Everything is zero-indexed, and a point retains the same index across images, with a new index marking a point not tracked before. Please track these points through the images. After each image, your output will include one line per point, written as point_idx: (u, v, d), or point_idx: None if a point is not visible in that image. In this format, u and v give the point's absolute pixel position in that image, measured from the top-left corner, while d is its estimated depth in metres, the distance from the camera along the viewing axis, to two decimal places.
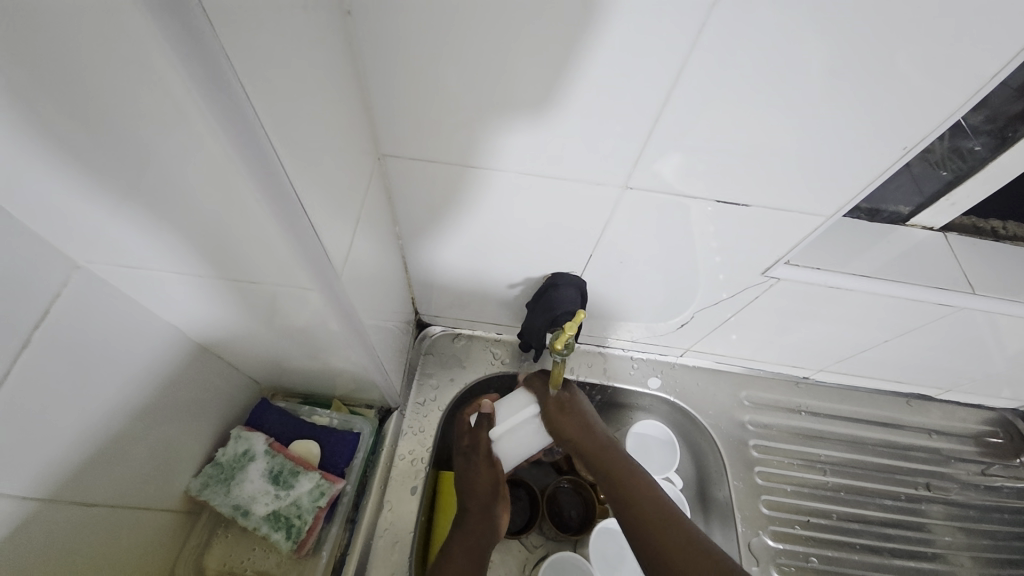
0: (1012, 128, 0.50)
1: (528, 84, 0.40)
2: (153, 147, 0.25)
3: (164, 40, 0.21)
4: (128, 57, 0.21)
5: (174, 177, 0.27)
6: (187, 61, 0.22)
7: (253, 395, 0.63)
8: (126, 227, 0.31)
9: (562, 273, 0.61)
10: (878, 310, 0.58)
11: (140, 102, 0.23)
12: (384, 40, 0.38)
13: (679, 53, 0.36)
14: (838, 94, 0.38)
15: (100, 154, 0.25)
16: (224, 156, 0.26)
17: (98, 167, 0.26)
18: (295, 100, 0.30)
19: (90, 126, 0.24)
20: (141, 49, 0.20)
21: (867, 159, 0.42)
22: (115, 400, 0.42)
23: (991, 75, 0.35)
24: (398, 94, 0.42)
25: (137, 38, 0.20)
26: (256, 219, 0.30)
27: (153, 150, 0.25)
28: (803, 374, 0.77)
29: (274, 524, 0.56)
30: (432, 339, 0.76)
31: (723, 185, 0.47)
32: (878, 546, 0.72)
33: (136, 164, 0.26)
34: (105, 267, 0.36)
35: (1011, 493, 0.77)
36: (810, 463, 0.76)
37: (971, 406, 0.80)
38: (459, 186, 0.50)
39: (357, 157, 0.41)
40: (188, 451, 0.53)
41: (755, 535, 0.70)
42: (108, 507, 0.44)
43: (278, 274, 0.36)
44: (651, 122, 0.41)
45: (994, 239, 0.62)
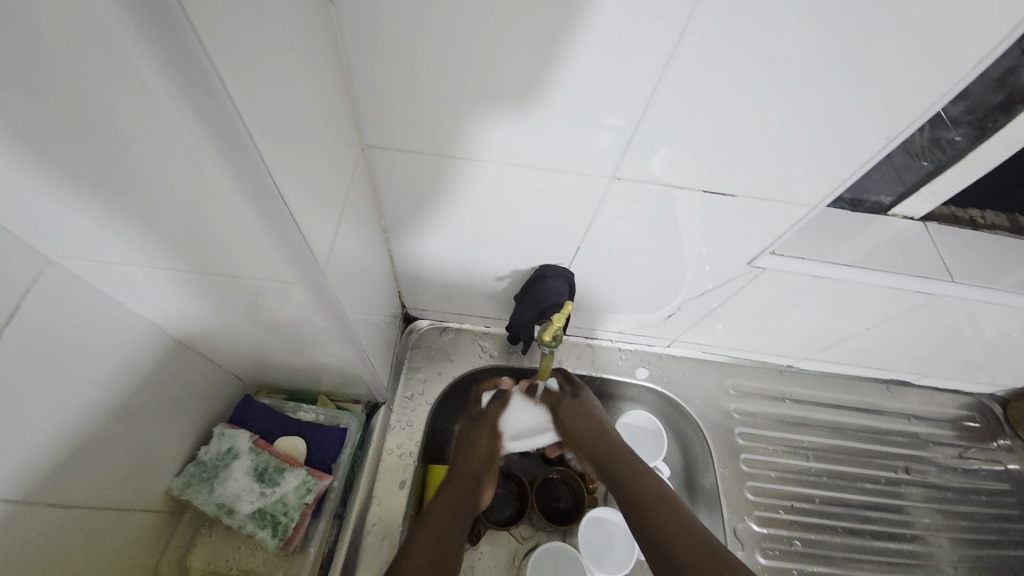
0: (992, 119, 0.50)
1: (515, 74, 0.39)
2: (124, 138, 0.24)
3: (133, 24, 0.20)
4: (95, 44, 0.20)
5: (149, 171, 0.26)
6: (157, 47, 0.21)
7: (236, 392, 0.62)
8: (99, 222, 0.30)
9: (550, 264, 0.60)
10: (861, 298, 0.59)
11: (108, 91, 0.22)
12: (368, 28, 0.37)
13: (666, 42, 0.36)
14: (825, 86, 0.38)
15: (63, 146, 0.24)
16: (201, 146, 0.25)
17: (62, 159, 0.25)
18: (274, 88, 0.28)
19: (56, 118, 0.23)
20: (108, 34, 0.20)
21: (852, 149, 0.43)
22: (89, 400, 0.40)
23: (974, 65, 0.35)
24: (381, 84, 0.41)
25: (104, 22, 0.19)
26: (235, 212, 0.29)
27: (125, 142, 0.24)
28: (787, 363, 0.79)
29: (260, 522, 0.55)
30: (420, 333, 0.75)
31: (710, 176, 0.47)
32: (859, 529, 0.74)
33: (108, 157, 0.25)
34: (79, 262, 0.34)
35: (987, 475, 0.80)
36: (794, 449, 0.77)
37: (948, 391, 0.82)
38: (446, 177, 0.50)
39: (340, 148, 0.40)
40: (169, 450, 0.52)
41: (741, 521, 0.71)
42: (87, 508, 0.43)
43: (259, 269, 0.35)
44: (639, 113, 0.41)
45: (973, 228, 0.63)
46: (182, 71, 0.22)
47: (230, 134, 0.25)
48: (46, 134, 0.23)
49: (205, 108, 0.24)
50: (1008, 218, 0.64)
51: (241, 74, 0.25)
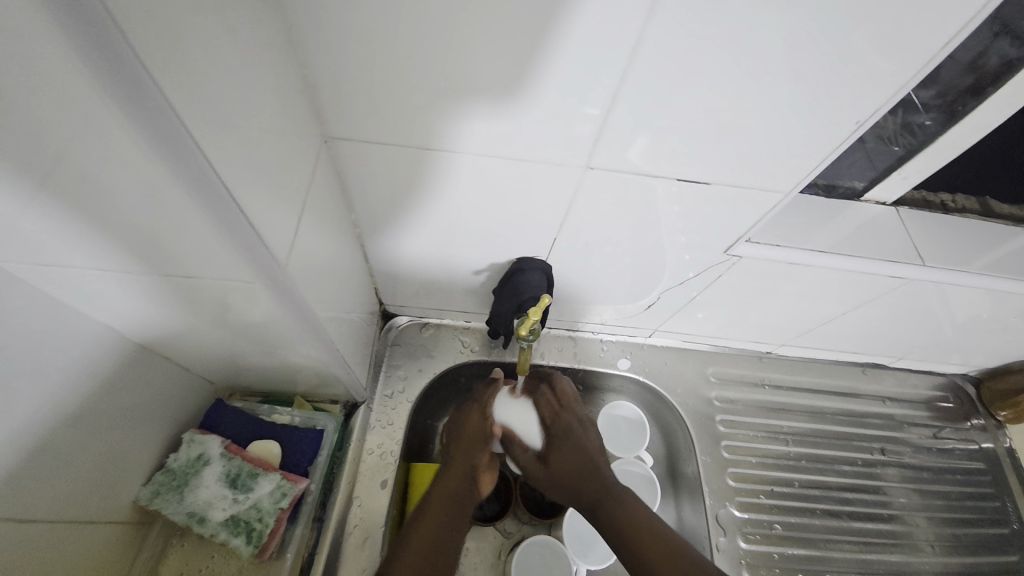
0: (961, 103, 0.51)
1: (483, 62, 0.38)
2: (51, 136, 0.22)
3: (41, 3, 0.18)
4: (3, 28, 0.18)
5: (85, 170, 0.25)
6: (71, 29, 0.19)
7: (206, 396, 0.60)
8: (34, 224, 0.28)
9: (527, 257, 0.60)
10: (835, 284, 0.60)
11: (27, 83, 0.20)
12: (324, 12, 0.35)
13: (635, 27, 0.35)
14: (794, 71, 0.37)
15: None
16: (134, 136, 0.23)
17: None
18: (217, 78, 0.27)
19: None
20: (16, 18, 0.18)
21: (824, 135, 0.43)
22: (41, 413, 0.38)
23: (942, 46, 0.35)
24: (344, 73, 0.39)
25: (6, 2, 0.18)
26: (184, 208, 0.28)
27: (54, 140, 0.23)
28: (766, 349, 0.79)
29: (234, 529, 0.53)
30: (399, 330, 0.73)
31: (685, 164, 0.46)
32: (838, 510, 0.75)
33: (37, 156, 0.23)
34: (20, 266, 0.32)
35: (962, 455, 0.82)
36: (774, 434, 0.78)
37: (922, 373, 0.84)
38: (416, 170, 0.48)
39: (299, 140, 0.39)
40: (135, 459, 0.50)
41: (724, 507, 0.71)
42: (47, 523, 0.41)
43: (215, 269, 0.34)
44: (610, 100, 0.40)
45: (943, 212, 0.64)
46: (102, 60, 0.21)
47: (165, 129, 0.24)
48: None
49: (134, 100, 0.22)
50: (978, 202, 0.65)
51: (176, 64, 0.23)
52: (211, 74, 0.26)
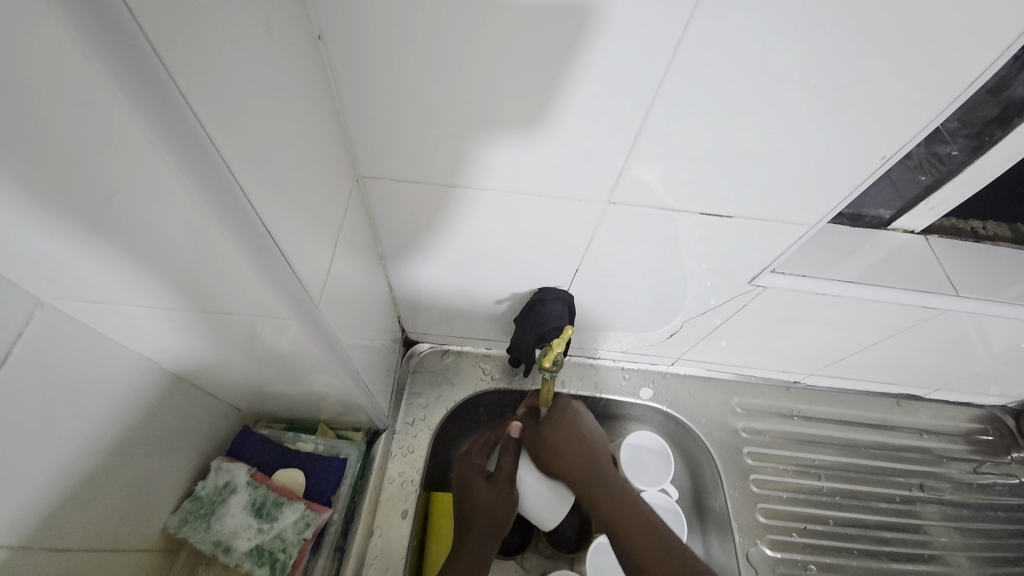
0: (988, 132, 0.50)
1: (511, 101, 0.39)
2: (119, 197, 0.25)
3: (125, 96, 0.21)
4: (93, 113, 0.21)
5: (145, 222, 0.27)
6: (147, 115, 0.22)
7: (234, 424, 0.61)
8: (89, 265, 0.30)
9: (549, 287, 0.60)
10: (866, 314, 0.58)
11: (107, 154, 0.22)
12: (358, 61, 0.37)
13: (658, 67, 0.36)
14: (814, 105, 0.38)
15: (31, 186, 0.23)
16: (189, 196, 0.25)
17: (34, 201, 0.24)
18: (262, 128, 0.29)
19: (63, 184, 0.23)
20: (106, 109, 0.21)
21: (851, 164, 0.42)
22: (82, 442, 0.39)
23: (971, 81, 0.35)
24: (375, 115, 0.41)
25: (98, 96, 0.20)
26: (222, 254, 0.30)
27: (119, 199, 0.25)
28: (794, 379, 0.77)
29: (258, 560, 0.53)
30: (420, 357, 0.74)
31: (706, 197, 0.47)
32: (875, 551, 0.71)
33: (105, 212, 0.25)
34: (72, 303, 0.34)
35: (1005, 491, 0.77)
36: (804, 468, 0.75)
37: (959, 404, 0.80)
38: (440, 204, 0.49)
39: (333, 179, 0.40)
40: (165, 487, 0.51)
41: (754, 545, 0.69)
42: (81, 551, 0.42)
43: (249, 303, 0.35)
44: (635, 134, 0.41)
45: (974, 240, 0.62)
46: (166, 126, 0.22)
47: (217, 181, 0.26)
48: (18, 175, 0.22)
49: (178, 140, 0.23)
50: (1010, 228, 0.63)
51: (215, 103, 0.24)
52: (248, 113, 0.27)
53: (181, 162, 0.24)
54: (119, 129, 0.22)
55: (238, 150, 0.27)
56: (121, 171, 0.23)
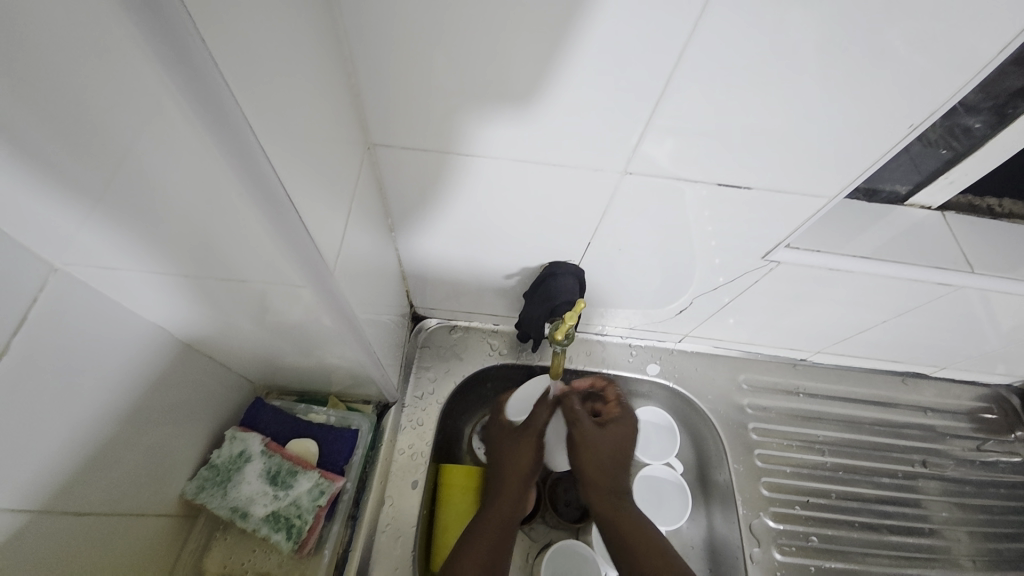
0: (1013, 104, 0.49)
1: (527, 69, 0.38)
2: (142, 158, 0.24)
3: (151, 50, 0.20)
4: (119, 70, 0.20)
5: (169, 187, 0.27)
6: (174, 72, 0.21)
7: (246, 395, 0.62)
8: (105, 230, 0.30)
9: (560, 261, 0.60)
10: (879, 290, 0.58)
11: (131, 114, 0.22)
12: (370, 23, 0.36)
13: (678, 34, 0.35)
14: (839, 75, 0.37)
15: (47, 138, 0.22)
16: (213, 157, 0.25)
17: (46, 157, 0.23)
18: (281, 92, 0.28)
19: (86, 144, 0.23)
20: (131, 66, 0.20)
21: (874, 137, 0.41)
22: (98, 409, 0.40)
23: (999, 50, 0.34)
24: (386, 81, 0.40)
25: (125, 52, 0.20)
26: (241, 219, 0.29)
27: (142, 161, 0.25)
28: (801, 357, 0.78)
29: (275, 525, 0.55)
30: (428, 332, 0.74)
31: (723, 172, 0.46)
32: (876, 524, 0.73)
33: (126, 173, 0.25)
34: (86, 268, 0.33)
35: (1007, 468, 0.78)
36: (808, 444, 0.76)
37: (965, 383, 0.81)
38: (452, 174, 0.49)
39: (344, 147, 0.39)
40: (181, 455, 0.52)
41: (757, 517, 0.70)
42: (103, 514, 0.43)
43: (263, 268, 0.35)
44: (650, 106, 0.40)
45: (990, 217, 0.62)
46: (192, 82, 0.22)
47: (239, 142, 0.25)
48: (31, 132, 0.22)
49: (193, 87, 0.22)
50: None
51: (229, 48, 0.23)
52: (268, 76, 0.27)
53: (196, 111, 0.23)
54: (136, 76, 0.21)
55: (259, 112, 0.26)
56: (138, 125, 0.23)
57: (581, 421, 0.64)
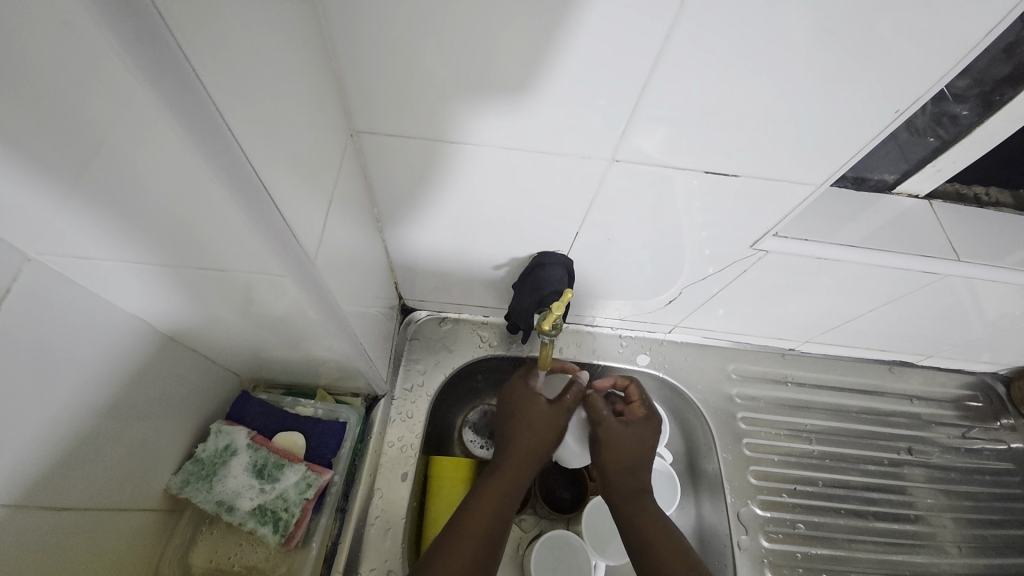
0: (999, 92, 0.49)
1: (512, 56, 0.38)
2: (110, 146, 0.24)
3: (112, 32, 0.20)
4: (79, 56, 0.20)
5: (141, 175, 0.26)
6: (139, 55, 0.21)
7: (231, 389, 0.61)
8: (79, 219, 0.29)
9: (548, 252, 0.59)
10: (865, 279, 0.58)
11: (96, 100, 0.21)
12: (349, 7, 0.35)
13: (661, 22, 0.34)
14: (827, 62, 0.36)
15: (12, 124, 0.21)
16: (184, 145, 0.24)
17: (12, 146, 0.23)
18: (255, 77, 0.28)
19: (52, 131, 0.22)
20: (91, 50, 0.20)
21: (859, 126, 0.41)
22: (75, 403, 0.39)
23: (983, 35, 0.34)
24: (369, 68, 0.39)
25: (84, 35, 0.19)
26: (218, 208, 0.29)
27: (111, 149, 0.24)
28: (789, 346, 0.78)
29: (261, 518, 0.54)
30: (418, 324, 0.74)
31: (712, 160, 0.46)
32: (862, 511, 0.74)
33: (96, 162, 0.24)
34: (60, 258, 0.33)
35: (991, 455, 0.80)
36: (796, 433, 0.77)
37: (951, 371, 0.82)
38: (438, 164, 0.48)
39: (325, 136, 0.38)
40: (165, 449, 0.51)
41: (745, 505, 0.71)
42: (83, 510, 0.42)
43: (246, 258, 0.34)
44: (635, 93, 0.39)
45: (977, 206, 0.62)
46: (157, 66, 0.21)
47: (210, 128, 0.25)
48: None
49: (156, 64, 0.21)
50: (1012, 195, 0.63)
51: (196, 28, 0.22)
52: (240, 60, 0.26)
53: (164, 94, 0.22)
54: (99, 56, 0.20)
55: (232, 98, 0.25)
56: (107, 109, 0.22)
57: (605, 421, 0.60)
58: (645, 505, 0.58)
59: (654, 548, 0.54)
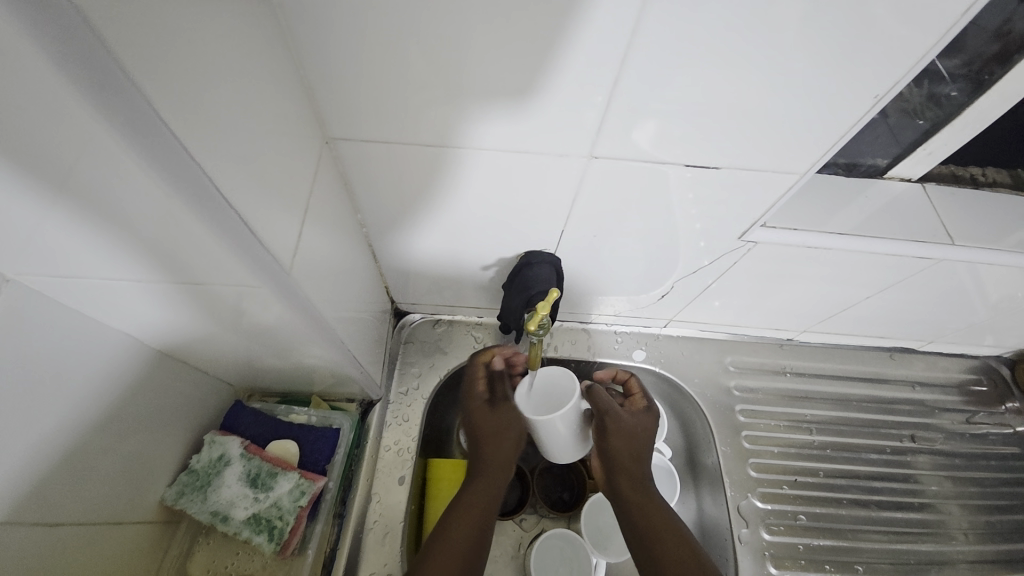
0: (988, 70, 0.49)
1: (484, 54, 0.37)
2: (74, 176, 0.24)
3: (59, 69, 0.20)
4: (30, 94, 0.20)
5: (107, 200, 0.26)
6: (91, 89, 0.21)
7: (226, 399, 0.62)
8: (52, 242, 0.29)
9: (535, 251, 0.59)
10: (857, 267, 0.57)
11: (54, 133, 0.22)
12: (316, 14, 0.35)
13: (629, 15, 0.34)
14: (805, 45, 0.35)
15: None
16: (145, 171, 0.25)
17: None
18: (217, 97, 0.28)
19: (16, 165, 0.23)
20: (40, 86, 0.20)
21: (840, 112, 0.40)
22: (63, 422, 0.39)
23: (962, 12, 0.33)
24: (342, 73, 0.39)
25: (33, 74, 0.20)
26: (187, 227, 0.29)
27: (75, 178, 0.24)
28: (787, 336, 0.77)
29: (256, 527, 0.55)
30: (412, 327, 0.74)
31: (697, 150, 0.45)
32: (866, 500, 0.73)
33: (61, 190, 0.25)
34: (41, 279, 0.33)
35: (997, 440, 0.78)
36: (796, 423, 0.76)
37: (953, 355, 0.80)
38: (419, 168, 0.48)
39: (296, 144, 0.38)
40: (159, 462, 0.51)
41: (745, 498, 0.70)
42: (77, 525, 0.42)
43: (222, 275, 0.34)
44: (611, 86, 0.39)
45: (973, 187, 0.61)
46: (108, 97, 0.22)
47: (169, 152, 0.25)
48: None
49: (109, 98, 0.22)
50: (1010, 174, 0.62)
51: (147, 54, 0.22)
52: (201, 82, 0.26)
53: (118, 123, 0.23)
54: (46, 86, 0.20)
55: (192, 123, 0.26)
56: (63, 140, 0.22)
57: (611, 411, 0.60)
58: (649, 492, 0.58)
59: (660, 534, 0.54)
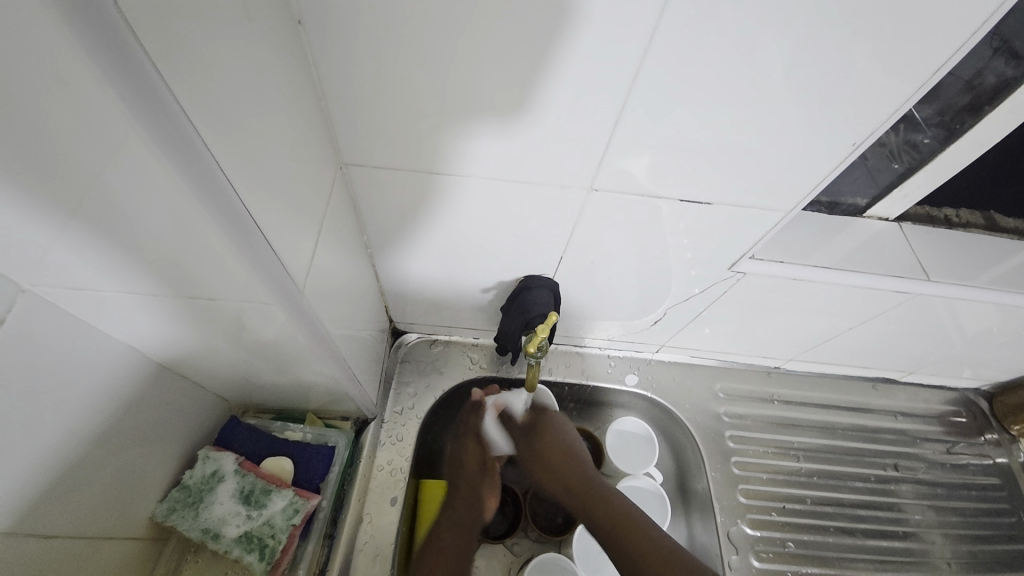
0: (960, 119, 0.52)
1: (497, 88, 0.39)
2: (108, 190, 0.25)
3: (119, 96, 0.22)
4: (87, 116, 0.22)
5: (135, 214, 0.27)
6: (143, 114, 0.23)
7: (220, 415, 0.61)
8: (70, 253, 0.30)
9: (534, 275, 0.61)
10: (840, 300, 0.60)
11: (99, 151, 0.23)
12: (340, 49, 0.37)
13: (635, 53, 0.36)
14: (793, 91, 0.39)
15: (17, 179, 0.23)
16: (179, 188, 0.26)
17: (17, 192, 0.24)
18: (247, 122, 0.30)
19: (55, 180, 0.24)
20: (99, 110, 0.22)
21: (824, 152, 0.43)
22: (63, 433, 0.39)
23: (937, 66, 0.36)
24: (360, 103, 0.41)
25: (95, 100, 0.21)
26: (207, 242, 0.30)
27: (109, 192, 0.26)
28: (774, 365, 0.79)
29: (247, 546, 0.54)
30: (408, 347, 0.75)
31: (693, 185, 0.47)
32: (851, 528, 0.74)
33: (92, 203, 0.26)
34: (54, 289, 0.33)
35: (978, 470, 0.80)
36: (784, 451, 0.77)
37: (934, 387, 0.83)
38: (426, 193, 0.50)
39: (313, 167, 0.40)
40: (152, 477, 0.51)
41: (735, 525, 0.71)
42: (67, 539, 0.42)
43: (234, 289, 0.35)
44: (614, 121, 0.41)
45: (947, 227, 0.64)
46: (157, 120, 0.24)
47: (203, 171, 0.27)
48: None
49: (157, 121, 0.24)
50: (982, 215, 0.65)
51: (193, 83, 0.25)
52: (234, 109, 0.28)
53: (162, 144, 0.24)
54: (102, 111, 0.22)
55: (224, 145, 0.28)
56: (100, 154, 0.23)
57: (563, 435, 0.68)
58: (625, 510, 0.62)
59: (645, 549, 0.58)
